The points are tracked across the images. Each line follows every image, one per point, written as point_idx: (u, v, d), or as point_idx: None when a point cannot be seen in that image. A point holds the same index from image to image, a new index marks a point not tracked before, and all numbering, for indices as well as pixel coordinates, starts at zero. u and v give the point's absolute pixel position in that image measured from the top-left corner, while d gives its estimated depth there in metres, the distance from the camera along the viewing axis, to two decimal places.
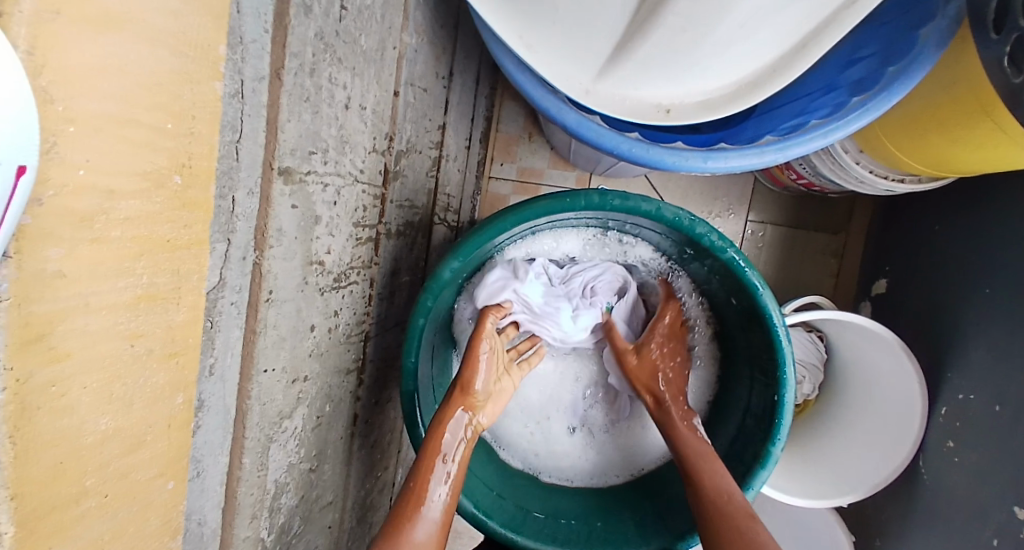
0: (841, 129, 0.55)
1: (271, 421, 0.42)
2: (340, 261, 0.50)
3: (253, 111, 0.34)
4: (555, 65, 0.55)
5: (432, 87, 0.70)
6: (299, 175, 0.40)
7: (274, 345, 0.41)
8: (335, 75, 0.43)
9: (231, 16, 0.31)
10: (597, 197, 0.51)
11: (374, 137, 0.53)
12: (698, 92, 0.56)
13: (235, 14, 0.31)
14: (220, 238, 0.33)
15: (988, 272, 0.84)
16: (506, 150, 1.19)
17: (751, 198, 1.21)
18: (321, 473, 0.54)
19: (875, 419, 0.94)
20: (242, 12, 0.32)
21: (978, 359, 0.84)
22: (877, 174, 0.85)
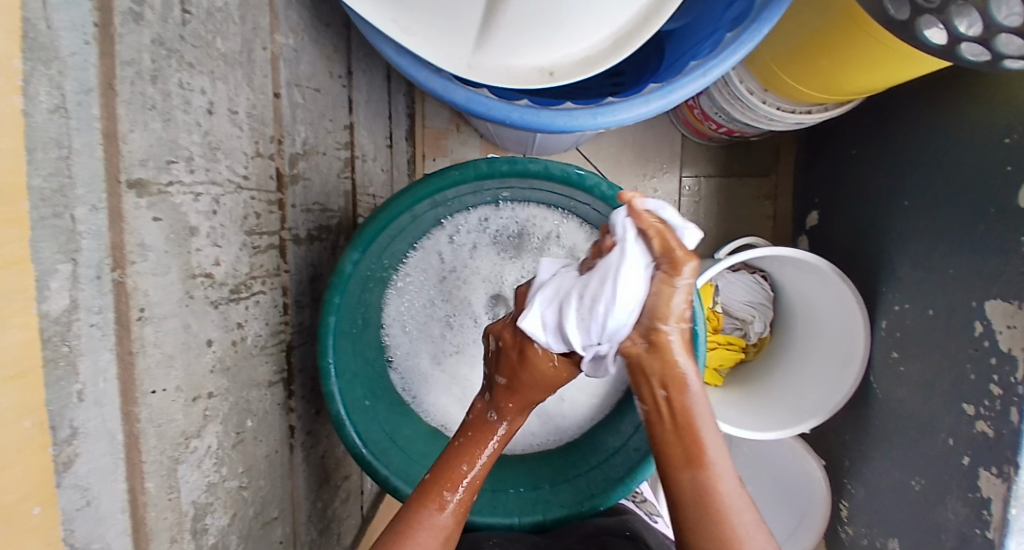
0: (719, 67, 0.56)
1: (174, 442, 0.41)
2: (235, 272, 0.49)
3: (82, 125, 0.32)
4: (430, 44, 0.54)
5: (327, 86, 0.69)
6: (156, 187, 0.39)
7: (159, 364, 0.40)
8: (188, 80, 0.42)
9: (41, 34, 0.29)
10: (484, 166, 0.50)
11: (256, 141, 0.52)
12: (576, 51, 0.56)
13: (47, 31, 0.29)
14: (62, 259, 0.31)
15: (905, 186, 0.87)
16: (436, 144, 1.18)
17: (682, 155, 1.23)
18: (257, 489, 0.53)
19: (823, 342, 0.97)
20: (54, 28, 0.29)
21: (906, 272, 0.87)
22: (783, 110, 0.87)
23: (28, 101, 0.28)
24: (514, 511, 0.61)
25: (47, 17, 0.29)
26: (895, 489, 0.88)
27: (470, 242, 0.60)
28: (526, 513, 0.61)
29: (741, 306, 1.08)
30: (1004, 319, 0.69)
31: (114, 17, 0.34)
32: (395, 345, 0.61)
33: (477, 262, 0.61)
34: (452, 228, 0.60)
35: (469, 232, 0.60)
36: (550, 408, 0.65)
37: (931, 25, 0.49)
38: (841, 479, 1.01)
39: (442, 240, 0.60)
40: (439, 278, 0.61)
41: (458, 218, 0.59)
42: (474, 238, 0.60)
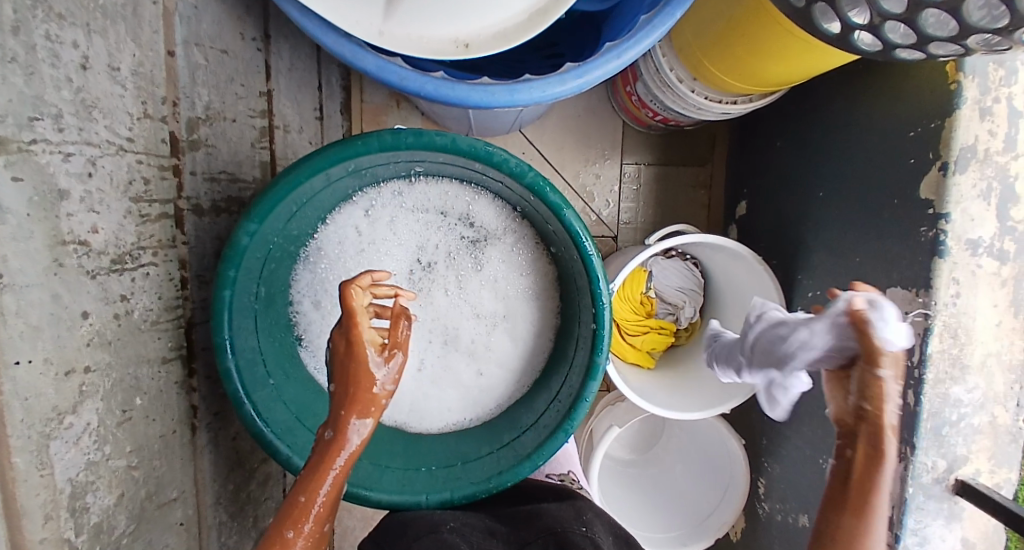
0: (632, 49, 0.57)
1: (44, 417, 0.38)
2: (118, 242, 0.46)
3: None
4: (339, 7, 0.52)
5: (237, 50, 0.65)
6: (17, 143, 0.36)
7: (24, 335, 0.37)
8: (55, 32, 0.39)
9: None
10: (390, 137, 0.49)
11: (143, 101, 0.49)
12: (492, 25, 0.55)
13: None
14: None
15: (821, 178, 0.92)
16: (374, 121, 1.15)
17: (622, 142, 1.25)
18: (152, 469, 0.51)
19: (750, 323, 1.02)
20: None
21: (821, 259, 0.93)
22: (711, 100, 0.90)
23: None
24: (421, 490, 0.59)
25: None
26: (807, 462, 0.95)
27: (383, 216, 0.62)
28: (435, 490, 0.59)
29: (674, 291, 1.13)
30: (902, 305, 0.76)
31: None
32: (311, 316, 0.62)
33: (392, 235, 0.63)
34: (363, 203, 0.61)
35: (383, 207, 0.62)
36: (469, 383, 0.66)
37: (828, 17, 0.52)
38: (760, 456, 1.09)
39: (354, 215, 0.61)
40: (353, 253, 0.62)
41: (370, 192, 0.61)
42: (388, 213, 0.63)
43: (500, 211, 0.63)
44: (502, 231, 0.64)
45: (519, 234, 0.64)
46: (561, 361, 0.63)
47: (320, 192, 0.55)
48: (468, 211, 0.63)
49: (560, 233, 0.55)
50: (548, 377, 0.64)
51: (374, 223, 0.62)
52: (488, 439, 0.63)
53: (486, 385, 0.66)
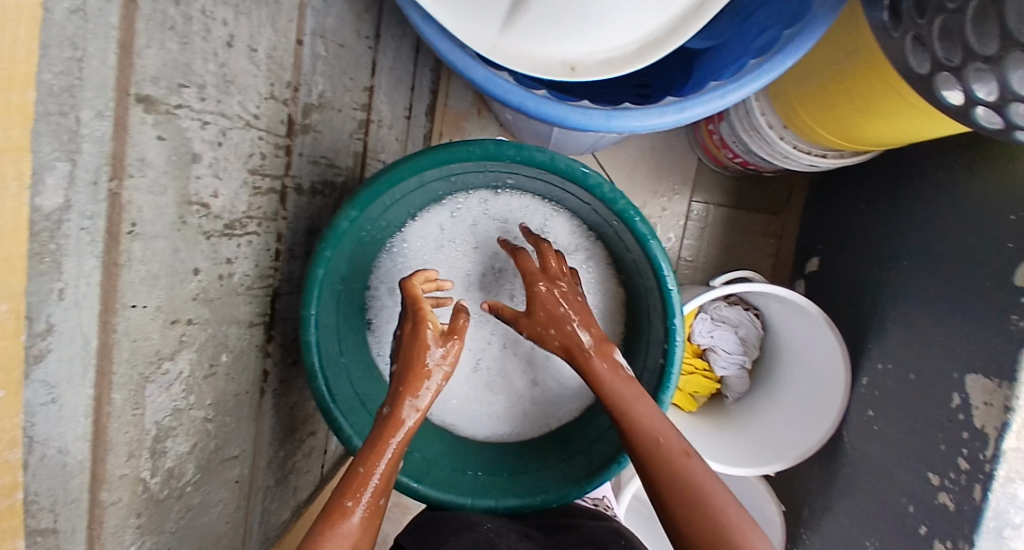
0: (736, 91, 0.57)
1: (145, 359, 0.42)
2: (232, 209, 0.50)
3: (100, 30, 0.33)
4: (460, 17, 0.54)
5: (353, 45, 0.69)
6: (165, 107, 0.39)
7: (143, 281, 0.41)
8: (213, 9, 0.42)
9: None
10: (492, 146, 0.50)
11: (272, 82, 0.52)
12: (601, 51, 0.57)
13: None
14: (60, 156, 0.32)
15: (906, 246, 0.87)
16: (454, 125, 1.19)
17: (694, 178, 1.23)
18: (222, 424, 0.54)
19: (805, 386, 0.98)
20: None
21: (895, 332, 0.88)
22: (800, 149, 0.88)
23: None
24: (467, 493, 0.61)
25: None
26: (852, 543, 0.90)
27: (464, 220, 0.64)
28: (478, 495, 0.60)
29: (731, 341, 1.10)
30: (984, 395, 0.69)
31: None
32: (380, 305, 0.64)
33: (471, 241, 0.64)
34: (447, 206, 0.63)
35: (466, 212, 0.64)
36: (520, 392, 0.68)
37: (948, 86, 0.50)
38: (799, 526, 1.03)
39: (436, 216, 0.63)
40: (431, 251, 0.64)
41: (455, 197, 0.63)
42: (470, 218, 0.64)
43: (577, 230, 0.63)
44: (577, 249, 0.63)
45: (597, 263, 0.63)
46: None
47: (412, 190, 0.57)
48: (547, 226, 0.64)
49: (642, 264, 0.55)
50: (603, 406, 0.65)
51: (455, 225, 0.64)
52: (537, 456, 0.65)
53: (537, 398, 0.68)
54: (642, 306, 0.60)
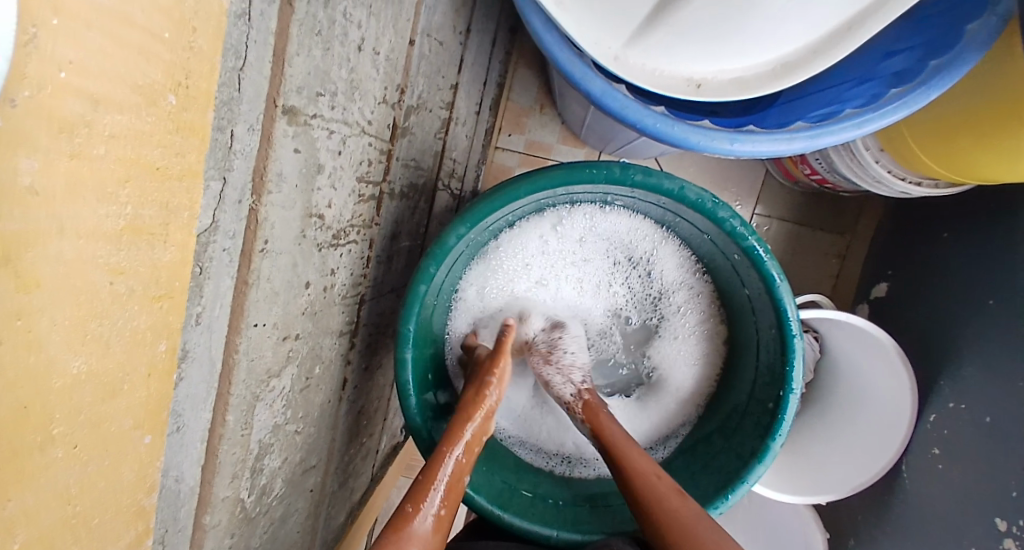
0: (876, 121, 0.52)
1: (258, 379, 0.40)
2: (340, 218, 0.48)
3: (259, 37, 0.31)
4: (586, 26, 0.51)
5: (448, 41, 0.67)
6: (304, 117, 0.37)
7: (266, 299, 0.38)
8: (351, 11, 0.40)
9: None
10: (618, 170, 0.48)
11: (386, 87, 0.51)
12: (732, 69, 0.52)
13: None
14: (215, 176, 0.30)
15: (994, 285, 0.82)
16: (516, 120, 1.15)
17: (760, 191, 1.18)
18: (308, 436, 0.53)
19: (867, 417, 0.92)
20: None
21: (972, 372, 0.83)
22: (895, 174, 0.82)
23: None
24: (552, 522, 0.60)
25: None
26: None
27: (572, 233, 0.64)
28: (566, 528, 0.59)
29: None
30: None
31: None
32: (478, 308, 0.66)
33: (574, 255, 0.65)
34: (557, 217, 0.64)
35: (574, 225, 0.64)
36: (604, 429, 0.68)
37: None
38: None
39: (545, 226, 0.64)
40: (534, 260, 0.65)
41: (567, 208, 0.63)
42: (578, 230, 0.65)
43: (684, 257, 0.64)
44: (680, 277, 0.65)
45: (707, 303, 0.65)
46: (716, 429, 0.62)
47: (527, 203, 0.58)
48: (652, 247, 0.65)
49: (761, 302, 0.53)
50: (693, 443, 0.64)
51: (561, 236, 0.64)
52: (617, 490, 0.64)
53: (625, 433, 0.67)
54: (748, 346, 0.59)
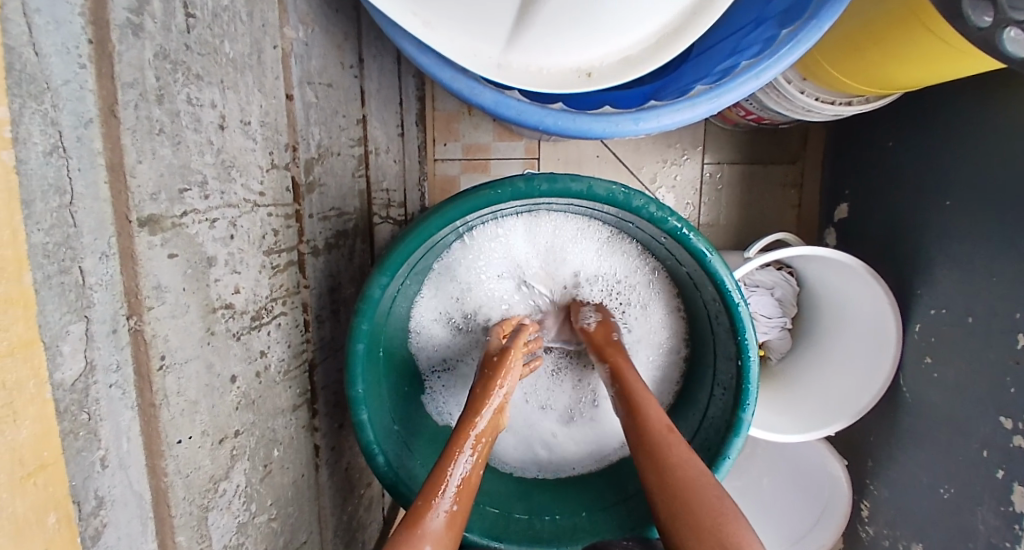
0: (773, 67, 0.51)
1: (202, 489, 0.40)
2: (255, 298, 0.47)
3: (84, 162, 0.29)
4: (459, 40, 0.49)
5: (338, 79, 0.64)
6: (170, 220, 0.35)
7: (183, 413, 0.38)
8: (197, 95, 0.38)
9: (31, 63, 0.25)
10: (523, 183, 0.48)
11: (270, 152, 0.49)
12: (618, 49, 0.51)
13: (36, 59, 0.25)
14: (73, 319, 0.29)
15: (949, 183, 0.78)
16: (447, 128, 1.09)
17: (704, 139, 1.11)
18: (287, 517, 0.53)
19: (855, 343, 0.91)
20: (44, 55, 0.26)
21: (947, 275, 0.79)
22: (823, 101, 0.79)
23: (20, 156, 0.24)
24: (551, 539, 0.62)
25: (35, 42, 0.25)
26: (920, 489, 0.82)
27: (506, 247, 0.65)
28: (564, 542, 0.61)
29: (769, 302, 1.02)
30: None
31: (111, 33, 0.29)
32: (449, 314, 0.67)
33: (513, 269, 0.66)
34: (484, 234, 0.64)
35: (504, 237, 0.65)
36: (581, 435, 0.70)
37: (980, 9, 0.45)
38: (863, 477, 0.95)
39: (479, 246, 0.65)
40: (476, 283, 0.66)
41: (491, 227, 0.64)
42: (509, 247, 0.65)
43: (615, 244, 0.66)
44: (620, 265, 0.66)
45: (650, 286, 0.67)
46: (692, 407, 0.64)
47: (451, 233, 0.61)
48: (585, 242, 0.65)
49: (701, 276, 0.54)
50: (672, 424, 0.66)
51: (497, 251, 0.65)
52: (611, 490, 0.66)
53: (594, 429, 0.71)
54: (703, 322, 0.61)
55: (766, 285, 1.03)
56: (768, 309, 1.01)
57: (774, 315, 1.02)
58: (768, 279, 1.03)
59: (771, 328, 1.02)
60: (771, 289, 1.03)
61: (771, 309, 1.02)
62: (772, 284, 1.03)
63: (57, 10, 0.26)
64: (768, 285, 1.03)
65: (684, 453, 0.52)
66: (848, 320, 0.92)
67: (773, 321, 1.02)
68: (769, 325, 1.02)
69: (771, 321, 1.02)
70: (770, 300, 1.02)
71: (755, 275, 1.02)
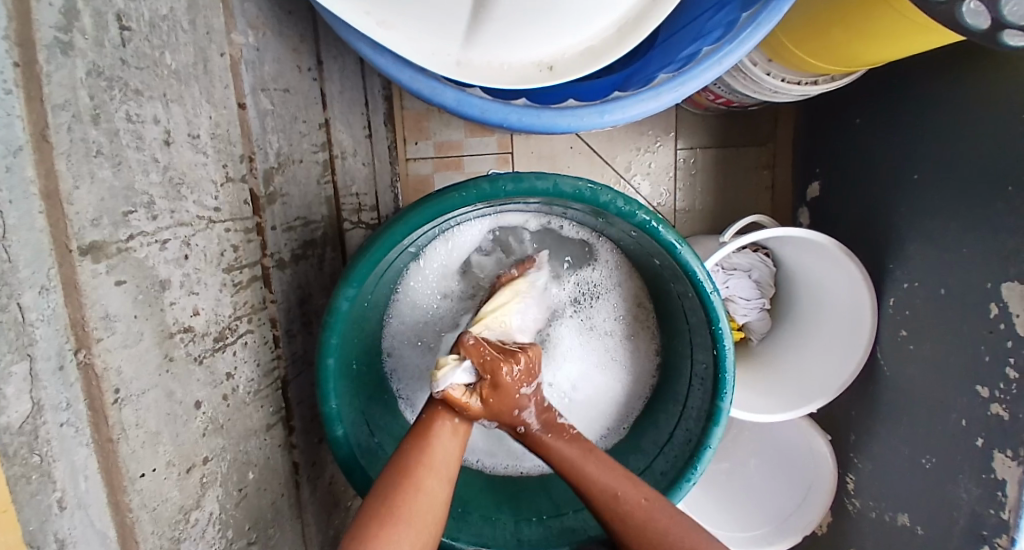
0: (734, 53, 0.50)
1: (171, 522, 0.39)
2: (217, 318, 0.45)
3: (18, 192, 0.27)
4: (415, 39, 0.47)
5: (296, 84, 0.62)
6: (116, 245, 0.34)
7: (144, 445, 0.36)
8: (138, 111, 0.36)
9: None
10: (487, 184, 0.47)
11: (224, 165, 0.47)
12: (580, 41, 0.50)
13: None
14: (16, 359, 0.27)
15: (916, 158, 0.80)
16: (417, 127, 1.07)
17: (675, 126, 1.11)
18: (267, 540, 0.51)
19: (830, 321, 0.92)
20: None
21: (916, 248, 0.81)
22: (789, 81, 0.79)
23: None
24: (539, 540, 0.62)
25: None
26: (904, 463, 0.84)
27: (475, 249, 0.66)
28: (551, 542, 0.61)
29: (747, 284, 1.03)
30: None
31: (38, 53, 0.27)
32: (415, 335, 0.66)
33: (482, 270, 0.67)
34: (453, 236, 0.65)
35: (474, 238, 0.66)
36: None
37: None
38: (845, 450, 0.97)
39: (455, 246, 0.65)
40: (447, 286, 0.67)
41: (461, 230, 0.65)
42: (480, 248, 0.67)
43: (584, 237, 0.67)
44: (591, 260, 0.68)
45: (624, 278, 0.68)
46: (671, 398, 0.64)
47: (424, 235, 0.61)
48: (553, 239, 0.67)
49: (673, 267, 0.54)
50: (651, 417, 0.66)
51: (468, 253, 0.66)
52: None
53: None
54: (677, 313, 0.61)
55: (744, 266, 1.03)
56: (746, 290, 1.02)
57: (753, 296, 1.03)
58: (745, 261, 1.03)
59: (751, 308, 1.03)
60: (749, 271, 1.03)
61: (749, 290, 1.02)
62: (750, 266, 1.03)
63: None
64: (746, 266, 1.03)
65: (603, 474, 0.54)
66: (822, 300, 0.94)
67: (752, 301, 1.03)
68: (748, 305, 1.03)
69: (750, 302, 1.03)
70: (748, 281, 1.02)
71: (733, 257, 1.03)
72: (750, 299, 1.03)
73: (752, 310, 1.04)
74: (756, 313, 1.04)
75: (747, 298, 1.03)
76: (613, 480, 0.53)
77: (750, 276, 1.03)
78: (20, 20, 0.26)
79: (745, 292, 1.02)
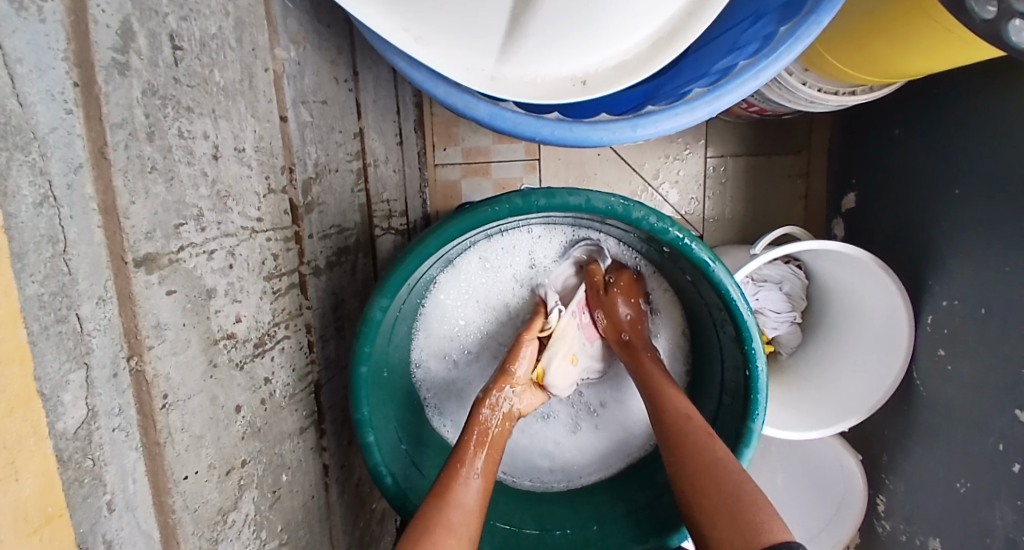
0: (771, 67, 0.50)
1: (211, 522, 0.40)
2: (257, 325, 0.47)
3: (79, 209, 0.29)
4: (451, 54, 0.48)
5: (333, 95, 0.64)
6: (167, 257, 0.35)
7: (188, 448, 0.38)
8: (189, 128, 0.38)
9: (16, 114, 0.24)
10: (520, 199, 0.47)
11: (266, 177, 0.49)
12: (613, 56, 0.50)
13: (23, 109, 0.25)
14: (73, 367, 0.29)
15: (958, 171, 0.77)
16: (447, 133, 1.09)
17: (706, 134, 1.09)
18: (298, 540, 0.53)
19: (865, 338, 0.89)
20: (31, 103, 0.25)
21: (958, 265, 0.77)
22: (826, 92, 0.77)
23: (8, 212, 0.24)
24: None
25: (21, 93, 0.25)
26: (937, 484, 0.81)
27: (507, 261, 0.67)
28: None
29: (777, 297, 1.00)
30: None
31: (97, 74, 0.29)
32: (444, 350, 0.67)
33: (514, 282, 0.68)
34: (484, 248, 0.66)
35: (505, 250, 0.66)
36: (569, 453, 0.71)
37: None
38: (878, 471, 0.94)
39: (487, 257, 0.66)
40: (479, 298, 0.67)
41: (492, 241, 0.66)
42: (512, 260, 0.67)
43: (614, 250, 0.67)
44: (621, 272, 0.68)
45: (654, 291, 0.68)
46: (700, 416, 0.63)
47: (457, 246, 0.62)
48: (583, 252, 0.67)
49: (706, 285, 0.53)
50: None
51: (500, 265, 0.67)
52: (622, 498, 0.66)
53: (590, 444, 0.71)
54: (709, 330, 0.60)
55: (773, 279, 1.01)
56: (776, 304, 1.00)
57: (783, 309, 1.00)
58: (775, 274, 1.01)
59: (781, 322, 1.01)
60: (779, 284, 1.01)
61: (779, 304, 1.00)
62: (780, 278, 1.01)
63: (43, 55, 0.26)
64: (776, 279, 1.01)
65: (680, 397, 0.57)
66: (858, 317, 0.91)
67: (782, 315, 1.01)
68: (778, 319, 1.01)
69: (780, 316, 1.00)
70: (778, 294, 1.00)
71: (762, 270, 1.00)
72: (780, 313, 1.01)
73: (783, 323, 1.01)
74: (787, 327, 1.02)
75: (776, 311, 1.00)
76: (689, 402, 0.56)
77: (780, 289, 1.00)
78: (77, 42, 0.28)
79: (774, 306, 1.00)
